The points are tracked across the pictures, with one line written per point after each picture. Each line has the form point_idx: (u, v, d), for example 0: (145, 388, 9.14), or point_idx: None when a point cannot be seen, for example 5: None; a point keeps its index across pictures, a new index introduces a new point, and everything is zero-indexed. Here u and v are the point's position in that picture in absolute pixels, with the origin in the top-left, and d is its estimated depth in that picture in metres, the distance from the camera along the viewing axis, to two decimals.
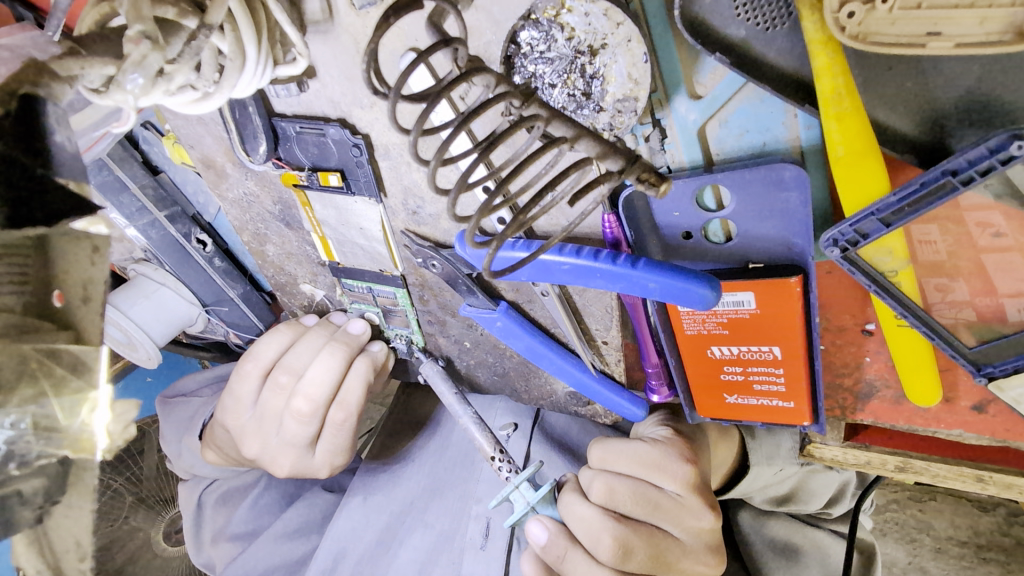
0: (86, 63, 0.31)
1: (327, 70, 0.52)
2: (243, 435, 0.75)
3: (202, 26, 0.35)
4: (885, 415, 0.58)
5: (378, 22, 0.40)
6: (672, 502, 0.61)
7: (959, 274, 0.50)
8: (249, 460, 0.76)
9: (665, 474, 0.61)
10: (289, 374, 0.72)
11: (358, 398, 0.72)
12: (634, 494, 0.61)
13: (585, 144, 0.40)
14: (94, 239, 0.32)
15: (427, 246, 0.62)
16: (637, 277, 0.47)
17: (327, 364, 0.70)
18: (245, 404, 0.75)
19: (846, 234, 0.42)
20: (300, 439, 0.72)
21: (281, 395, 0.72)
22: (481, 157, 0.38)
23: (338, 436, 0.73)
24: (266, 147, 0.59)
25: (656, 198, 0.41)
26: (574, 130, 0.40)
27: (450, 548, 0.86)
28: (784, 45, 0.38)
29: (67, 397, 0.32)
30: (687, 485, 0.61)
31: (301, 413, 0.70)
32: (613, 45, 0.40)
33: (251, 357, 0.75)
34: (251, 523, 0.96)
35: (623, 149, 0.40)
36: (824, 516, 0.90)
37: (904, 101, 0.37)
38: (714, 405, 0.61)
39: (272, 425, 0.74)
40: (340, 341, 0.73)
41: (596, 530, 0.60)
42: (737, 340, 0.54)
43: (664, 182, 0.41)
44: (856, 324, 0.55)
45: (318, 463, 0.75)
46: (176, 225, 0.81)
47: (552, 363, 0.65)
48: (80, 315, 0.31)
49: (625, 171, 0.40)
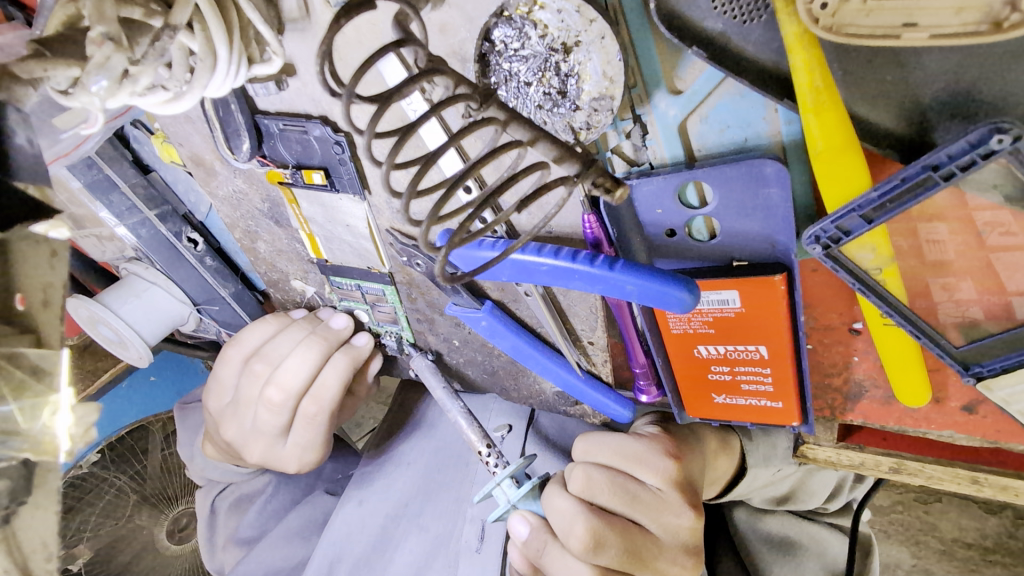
0: (50, 66, 0.31)
1: (306, 67, 0.51)
2: (221, 419, 0.77)
3: (166, 28, 0.34)
4: (874, 414, 0.58)
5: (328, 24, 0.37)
6: (652, 496, 0.61)
7: (966, 273, 0.48)
8: (224, 443, 0.77)
9: (646, 466, 0.61)
10: (264, 363, 0.72)
11: (333, 394, 0.71)
12: (612, 484, 0.61)
13: (542, 147, 0.40)
14: (53, 244, 0.31)
15: (412, 245, 0.61)
16: (615, 279, 0.47)
17: (304, 356, 0.70)
18: (228, 389, 0.77)
19: (828, 231, 0.41)
20: (271, 426, 0.72)
21: (255, 383, 0.72)
22: (424, 164, 0.35)
23: (311, 428, 0.73)
24: (249, 145, 0.59)
25: (613, 202, 0.42)
26: (533, 132, 0.39)
27: (444, 551, 0.85)
28: (760, 39, 0.37)
29: (27, 401, 0.32)
30: (668, 480, 0.61)
31: (273, 400, 0.70)
32: (587, 42, 0.39)
33: (236, 343, 0.76)
34: (257, 528, 0.96)
35: (581, 153, 0.40)
36: (818, 509, 0.89)
37: (885, 95, 0.36)
38: (702, 405, 0.61)
39: (247, 411, 0.74)
40: (319, 335, 0.72)
41: (569, 520, 0.59)
42: (723, 339, 0.54)
43: (618, 187, 0.41)
44: (843, 323, 0.54)
45: (286, 455, 0.75)
46: (167, 224, 0.80)
47: (539, 363, 0.64)
48: (41, 318, 0.31)
49: (582, 175, 0.40)
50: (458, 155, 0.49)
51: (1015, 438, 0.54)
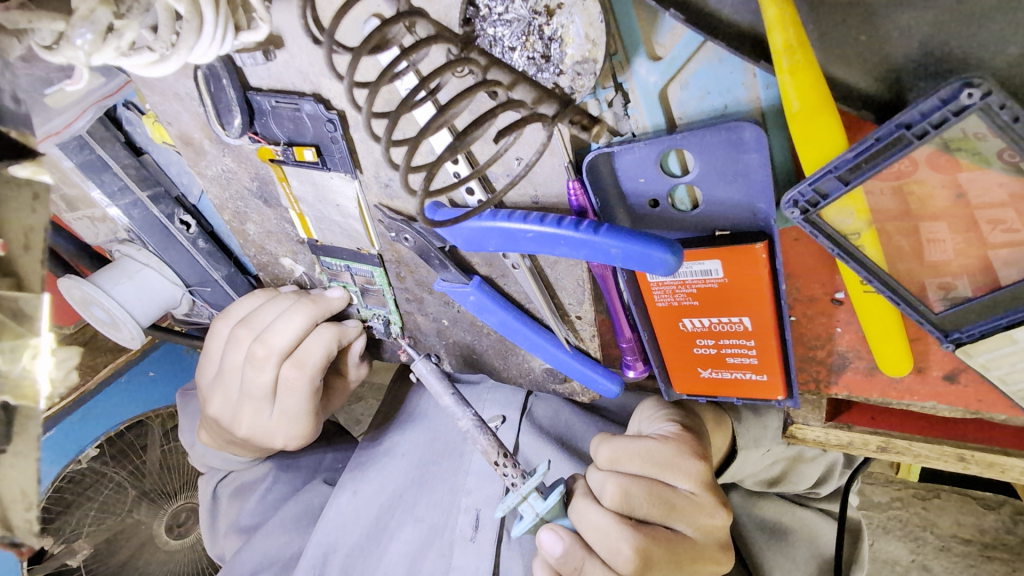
0: (34, 18, 0.34)
1: (293, 39, 0.52)
2: (210, 391, 0.78)
3: None
4: (857, 387, 0.57)
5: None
6: (687, 501, 0.66)
7: (964, 271, 0.47)
8: (212, 418, 0.78)
9: (679, 472, 0.66)
10: (248, 328, 0.73)
11: (317, 360, 0.71)
12: (650, 495, 0.65)
13: (522, 90, 0.44)
14: (34, 185, 0.31)
15: (400, 220, 0.62)
16: (599, 243, 0.47)
17: (285, 322, 0.70)
18: (216, 360, 0.78)
19: (805, 195, 0.41)
20: (254, 394, 0.73)
21: (240, 347, 0.73)
22: (418, 105, 0.42)
23: (290, 398, 0.73)
24: (240, 121, 0.59)
25: (590, 139, 0.47)
26: (512, 76, 0.44)
27: (439, 539, 0.86)
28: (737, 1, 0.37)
29: (7, 343, 0.31)
30: (699, 482, 0.66)
31: (255, 365, 0.71)
32: (569, 4, 0.41)
33: (226, 316, 0.78)
34: (257, 516, 0.96)
35: (558, 94, 0.44)
36: (810, 495, 0.92)
37: (859, 57, 0.37)
38: (689, 378, 0.63)
39: (234, 380, 0.75)
40: (306, 300, 0.73)
41: (614, 540, 0.63)
42: (708, 311, 0.55)
43: (594, 125, 0.46)
44: (825, 293, 0.52)
45: (271, 424, 0.75)
46: (159, 206, 0.81)
47: (527, 338, 0.65)
48: (21, 262, 0.31)
49: (559, 114, 0.44)
50: (431, 104, 0.48)
51: (997, 409, 0.54)
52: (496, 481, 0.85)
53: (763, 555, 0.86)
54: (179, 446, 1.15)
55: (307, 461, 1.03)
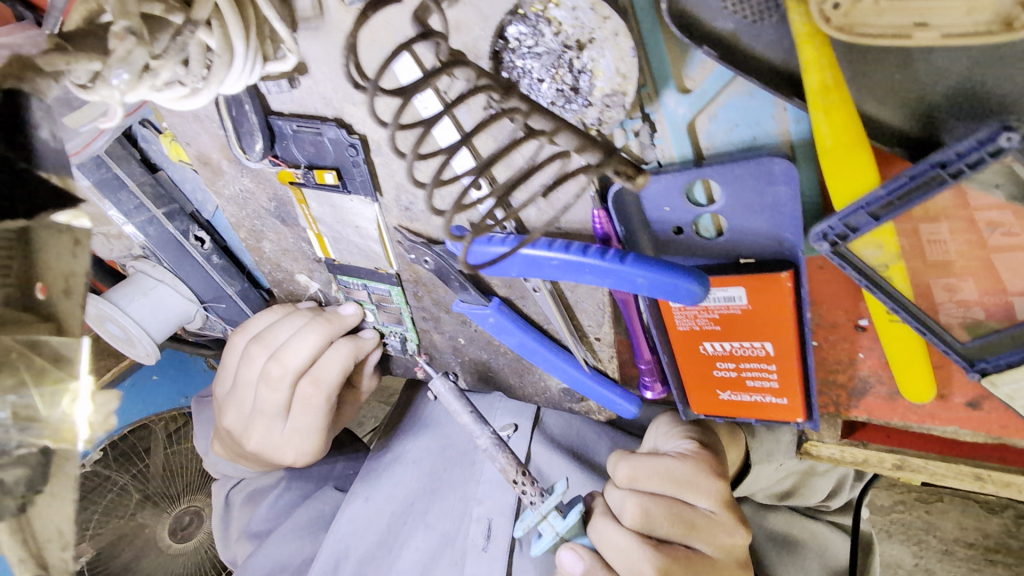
0: (71, 60, 0.34)
1: (318, 66, 0.52)
2: (224, 406, 0.77)
3: (187, 22, 0.37)
4: (879, 411, 0.57)
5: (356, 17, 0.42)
6: (707, 519, 0.66)
7: (967, 272, 0.49)
8: (226, 430, 0.78)
9: (699, 490, 0.66)
10: (262, 344, 0.72)
11: (334, 377, 0.71)
12: (670, 514, 0.65)
13: (563, 138, 0.43)
14: (75, 232, 0.32)
15: (420, 242, 0.61)
16: (625, 272, 0.47)
17: (301, 340, 0.70)
18: (230, 376, 0.77)
19: (835, 228, 0.41)
20: (267, 410, 0.72)
21: (254, 364, 0.72)
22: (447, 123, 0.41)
23: (304, 415, 0.72)
24: (262, 145, 0.59)
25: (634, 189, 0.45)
26: (554, 124, 0.43)
27: (449, 549, 0.86)
28: (771, 39, 0.38)
29: (48, 387, 0.32)
30: (719, 500, 0.66)
31: (269, 384, 0.71)
32: (601, 39, 0.41)
33: (243, 331, 0.77)
34: (269, 522, 0.96)
35: (601, 143, 0.43)
36: (821, 507, 0.92)
37: (894, 95, 0.37)
38: (707, 400, 0.63)
39: (246, 396, 0.74)
40: (322, 318, 0.72)
41: (635, 561, 0.63)
42: (730, 336, 0.55)
43: (639, 175, 0.45)
44: (849, 320, 0.52)
45: (281, 441, 0.74)
46: (174, 222, 0.81)
47: (546, 359, 0.65)
48: (60, 307, 0.31)
49: (603, 163, 0.43)
50: (457, 133, 0.49)
51: (1019, 436, 0.54)
52: (508, 491, 0.86)
53: (774, 568, 0.86)
54: (183, 448, 1.16)
55: (320, 467, 1.03)
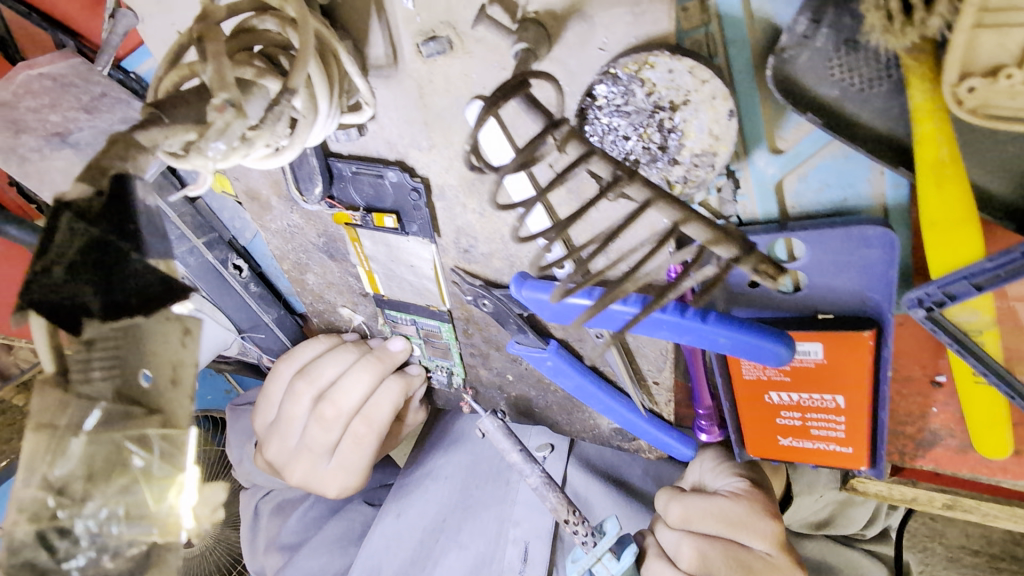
0: (169, 133, 0.32)
1: (386, 112, 0.51)
2: (267, 438, 0.76)
3: (285, 92, 0.34)
4: (946, 461, 0.57)
5: (486, 111, 0.39)
6: (764, 563, 0.64)
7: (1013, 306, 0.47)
8: (268, 461, 0.77)
9: (754, 532, 0.64)
10: (310, 381, 0.71)
11: (385, 417, 0.71)
12: (727, 557, 0.64)
13: (693, 228, 0.39)
14: (181, 320, 0.34)
15: (478, 285, 0.60)
16: (707, 331, 0.46)
17: (355, 380, 0.70)
18: (273, 406, 0.77)
19: (932, 295, 0.41)
20: (315, 448, 0.71)
21: (302, 401, 0.72)
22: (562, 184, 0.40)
23: (353, 454, 0.71)
24: (321, 188, 0.57)
25: (772, 287, 0.41)
26: (683, 212, 0.39)
27: (487, 569, 0.82)
28: (879, 106, 0.37)
29: (156, 483, 0.35)
30: (775, 542, 0.65)
31: (320, 423, 0.70)
32: (696, 101, 0.40)
33: (289, 359, 0.76)
34: (299, 534, 0.96)
35: (739, 236, 0.39)
36: (857, 535, 0.91)
37: (1006, 167, 0.36)
38: (765, 445, 0.60)
39: (291, 432, 0.73)
40: (374, 355, 0.72)
41: None
42: (799, 387, 0.54)
43: (780, 274, 0.40)
44: (924, 374, 0.52)
45: (326, 477, 0.73)
46: (214, 251, 0.79)
47: (601, 402, 0.64)
48: (168, 397, 0.34)
49: (740, 259, 0.38)
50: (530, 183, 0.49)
51: None
52: (546, 513, 0.82)
53: None
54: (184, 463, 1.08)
55: None
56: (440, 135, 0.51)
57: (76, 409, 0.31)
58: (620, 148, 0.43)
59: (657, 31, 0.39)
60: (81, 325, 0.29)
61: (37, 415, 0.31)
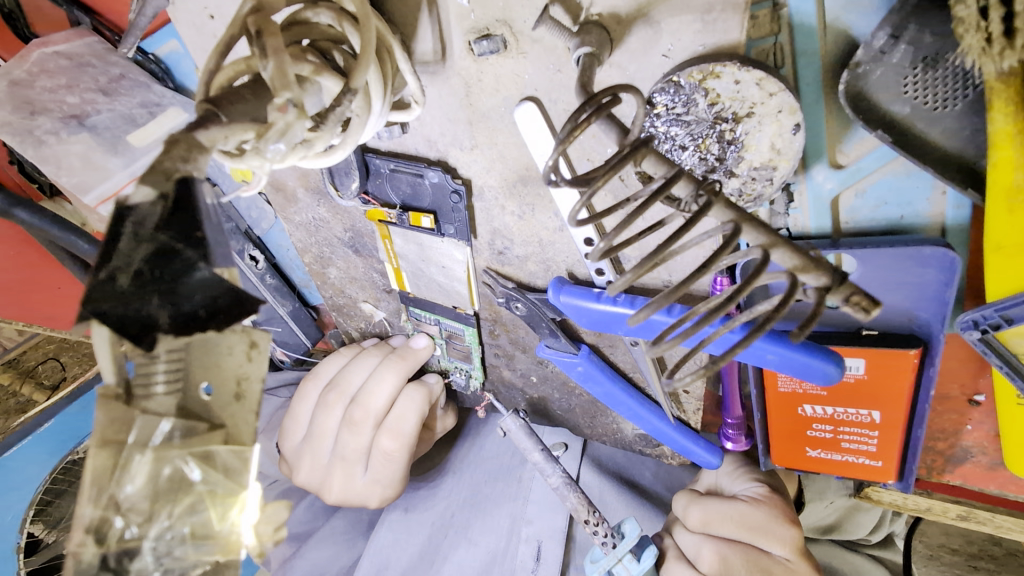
0: (229, 131, 0.29)
1: (430, 109, 0.49)
2: (297, 460, 0.74)
3: (347, 92, 0.32)
4: (975, 478, 0.59)
5: (571, 128, 0.35)
6: (783, 568, 0.61)
7: None
8: (301, 485, 0.75)
9: (772, 536, 0.62)
10: (338, 393, 0.71)
11: (411, 428, 0.69)
12: (746, 560, 0.62)
13: (780, 255, 0.35)
14: (251, 335, 0.33)
15: (512, 288, 0.59)
16: (755, 347, 0.45)
17: (379, 380, 0.69)
18: (301, 426, 0.75)
19: (989, 318, 0.41)
20: (348, 457, 0.70)
21: (332, 412, 0.71)
22: (644, 204, 0.34)
23: (385, 467, 0.70)
24: (357, 183, 0.56)
25: (862, 321, 0.35)
26: (769, 237, 0.35)
27: (499, 567, 0.77)
28: (950, 126, 0.36)
29: (221, 501, 0.34)
30: (794, 547, 0.62)
31: (351, 429, 0.69)
32: (761, 114, 0.38)
33: (313, 378, 0.76)
34: (306, 523, 0.86)
35: (827, 265, 0.35)
36: (860, 540, 0.86)
37: None
38: (793, 458, 0.58)
39: (322, 445, 0.72)
40: (396, 355, 0.71)
41: None
42: (836, 401, 0.52)
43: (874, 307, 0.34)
44: (963, 394, 0.54)
45: (364, 489, 0.72)
46: (232, 242, 0.76)
47: (630, 409, 0.63)
48: (231, 412, 0.33)
49: (830, 289, 0.35)
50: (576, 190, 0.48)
51: None
52: (561, 512, 0.79)
53: None
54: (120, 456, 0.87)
55: None
56: (484, 135, 0.49)
57: (143, 425, 0.31)
58: (683, 162, 0.42)
59: (727, 41, 0.37)
60: (153, 341, 0.29)
61: (100, 431, 0.30)
